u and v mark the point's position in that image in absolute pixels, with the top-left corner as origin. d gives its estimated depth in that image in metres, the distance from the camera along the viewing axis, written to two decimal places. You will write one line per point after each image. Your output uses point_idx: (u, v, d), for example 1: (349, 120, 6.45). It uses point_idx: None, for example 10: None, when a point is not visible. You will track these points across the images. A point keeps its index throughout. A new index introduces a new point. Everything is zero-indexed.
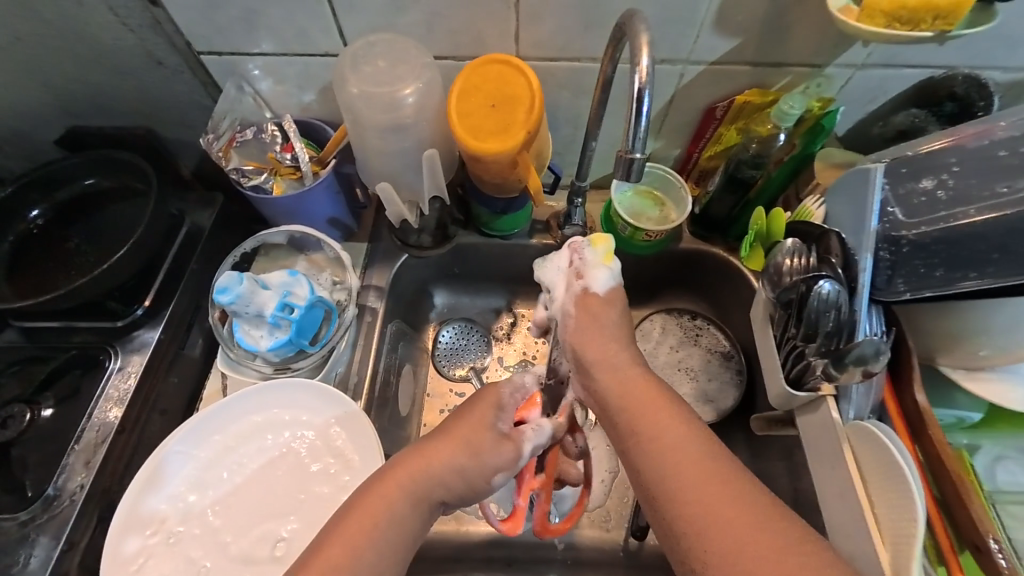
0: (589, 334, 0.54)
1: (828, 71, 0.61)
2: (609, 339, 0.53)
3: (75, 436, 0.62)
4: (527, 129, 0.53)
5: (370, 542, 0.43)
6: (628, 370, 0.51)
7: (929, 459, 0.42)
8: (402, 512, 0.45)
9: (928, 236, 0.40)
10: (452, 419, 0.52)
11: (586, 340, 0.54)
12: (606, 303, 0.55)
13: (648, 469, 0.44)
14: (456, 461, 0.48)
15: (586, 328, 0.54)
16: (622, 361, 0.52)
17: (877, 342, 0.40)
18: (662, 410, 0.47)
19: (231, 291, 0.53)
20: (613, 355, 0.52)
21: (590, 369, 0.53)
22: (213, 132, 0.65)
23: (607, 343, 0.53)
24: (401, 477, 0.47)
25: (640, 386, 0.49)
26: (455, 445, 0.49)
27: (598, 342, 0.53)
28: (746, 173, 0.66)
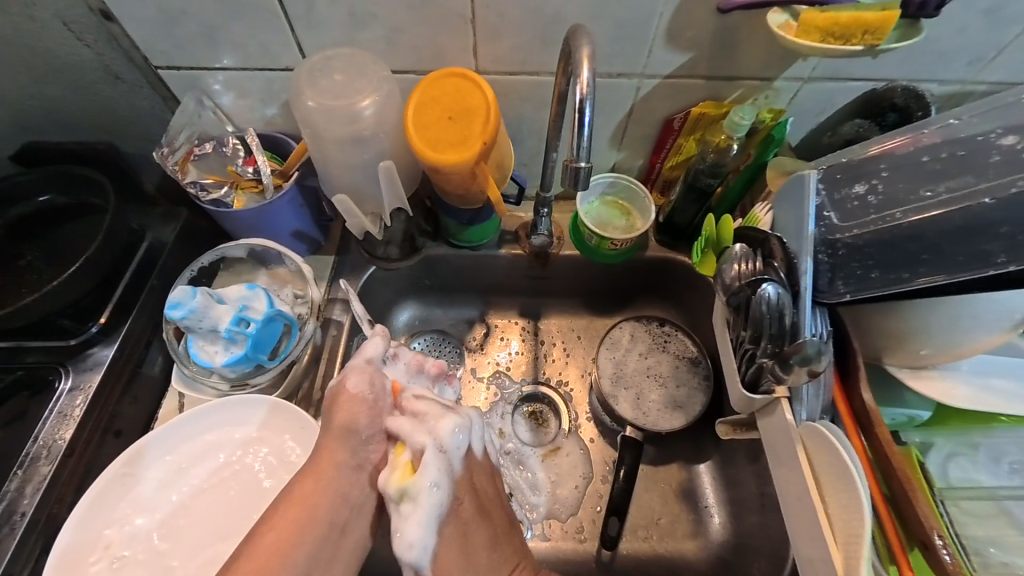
0: (466, 546, 0.54)
1: (777, 84, 0.64)
2: (472, 561, 0.54)
3: (20, 460, 0.59)
4: (484, 141, 0.53)
5: (298, 549, 0.48)
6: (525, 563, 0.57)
7: (876, 457, 0.43)
8: (331, 488, 0.51)
9: (861, 239, 0.42)
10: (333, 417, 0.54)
11: (469, 548, 0.54)
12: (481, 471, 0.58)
13: None
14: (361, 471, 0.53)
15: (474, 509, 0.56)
16: (505, 574, 0.56)
17: (819, 343, 0.41)
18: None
19: (184, 306, 0.52)
20: (482, 566, 0.55)
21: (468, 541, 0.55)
22: (168, 146, 0.65)
23: (476, 560, 0.54)
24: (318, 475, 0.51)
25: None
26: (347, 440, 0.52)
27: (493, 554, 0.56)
28: (704, 182, 0.68)
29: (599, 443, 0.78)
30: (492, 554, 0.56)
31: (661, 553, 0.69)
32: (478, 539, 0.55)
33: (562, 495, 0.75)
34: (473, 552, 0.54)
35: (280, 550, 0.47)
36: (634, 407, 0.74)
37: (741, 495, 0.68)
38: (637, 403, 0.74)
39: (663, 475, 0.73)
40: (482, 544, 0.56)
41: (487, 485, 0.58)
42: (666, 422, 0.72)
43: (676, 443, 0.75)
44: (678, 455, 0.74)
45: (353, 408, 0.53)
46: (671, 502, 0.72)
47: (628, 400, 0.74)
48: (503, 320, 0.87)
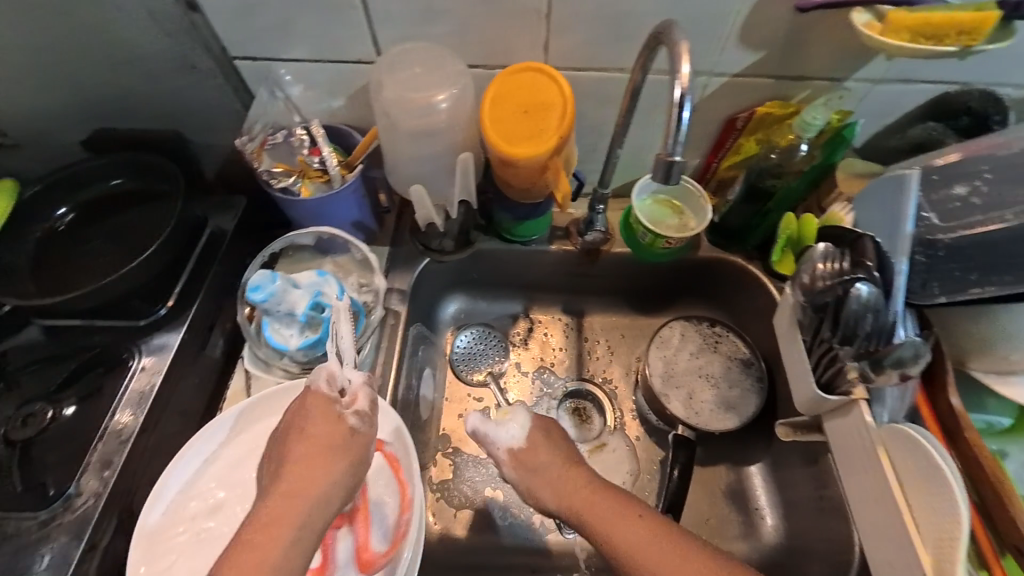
0: (547, 447, 0.61)
1: (848, 84, 0.63)
2: (557, 449, 0.61)
3: (97, 434, 0.60)
4: (560, 135, 0.54)
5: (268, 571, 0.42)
6: (576, 484, 0.58)
7: (963, 462, 0.42)
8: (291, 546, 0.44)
9: (964, 240, 0.42)
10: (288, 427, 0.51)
11: (541, 450, 0.61)
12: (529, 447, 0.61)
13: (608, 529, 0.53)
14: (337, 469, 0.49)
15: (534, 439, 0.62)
16: (569, 464, 0.59)
17: (916, 344, 0.43)
18: (609, 498, 0.56)
19: (264, 289, 0.54)
20: (557, 476, 0.59)
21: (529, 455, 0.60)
22: (247, 135, 0.66)
23: (552, 466, 0.60)
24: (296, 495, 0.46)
25: (583, 489, 0.57)
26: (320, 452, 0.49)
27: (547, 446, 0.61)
28: (766, 182, 0.68)
29: (645, 442, 0.78)
30: (554, 455, 0.61)
31: None
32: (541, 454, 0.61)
33: None
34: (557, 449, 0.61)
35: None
36: (685, 406, 0.74)
37: (794, 498, 0.67)
38: (689, 402, 0.74)
39: (712, 475, 0.73)
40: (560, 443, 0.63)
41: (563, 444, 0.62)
42: (717, 422, 0.72)
43: (725, 444, 0.75)
44: (728, 456, 0.74)
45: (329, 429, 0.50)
46: (721, 502, 0.72)
47: (679, 399, 0.74)
48: (547, 316, 0.87)
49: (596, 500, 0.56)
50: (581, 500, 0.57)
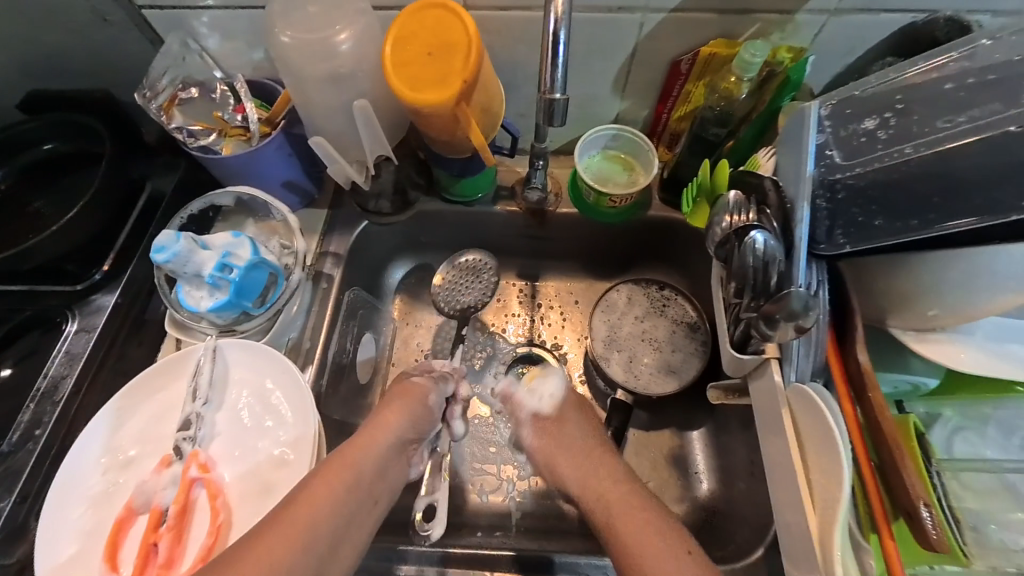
0: (569, 455, 0.58)
1: (799, 17, 0.57)
2: (584, 427, 0.60)
3: (32, 393, 0.62)
4: (464, 79, 0.50)
5: (324, 513, 0.45)
6: (599, 477, 0.55)
7: (867, 421, 0.40)
8: (349, 491, 0.47)
9: (864, 178, 0.39)
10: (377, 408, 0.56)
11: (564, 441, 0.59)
12: (558, 422, 0.60)
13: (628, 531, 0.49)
14: (399, 422, 0.55)
15: (548, 431, 0.60)
16: (592, 450, 0.58)
17: (806, 296, 0.36)
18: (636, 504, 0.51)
19: (168, 249, 0.52)
20: (583, 464, 0.57)
21: (562, 472, 0.57)
22: (151, 90, 0.64)
23: (583, 467, 0.57)
24: (359, 442, 0.52)
25: (609, 481, 0.54)
26: (401, 411, 0.56)
27: (590, 461, 0.57)
28: (710, 132, 0.63)
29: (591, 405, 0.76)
30: (606, 464, 0.56)
31: None
32: (556, 455, 0.59)
33: None
34: (583, 447, 0.58)
35: (303, 524, 0.43)
36: (625, 370, 0.72)
37: (731, 463, 0.66)
38: (629, 365, 0.73)
39: (654, 441, 0.72)
40: (584, 441, 0.59)
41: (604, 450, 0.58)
42: (658, 386, 0.71)
43: (672, 408, 0.73)
44: (670, 421, 0.72)
45: (412, 398, 0.58)
46: (663, 466, 0.71)
47: (620, 361, 0.73)
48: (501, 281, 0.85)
49: (620, 499, 0.52)
50: (602, 494, 0.53)
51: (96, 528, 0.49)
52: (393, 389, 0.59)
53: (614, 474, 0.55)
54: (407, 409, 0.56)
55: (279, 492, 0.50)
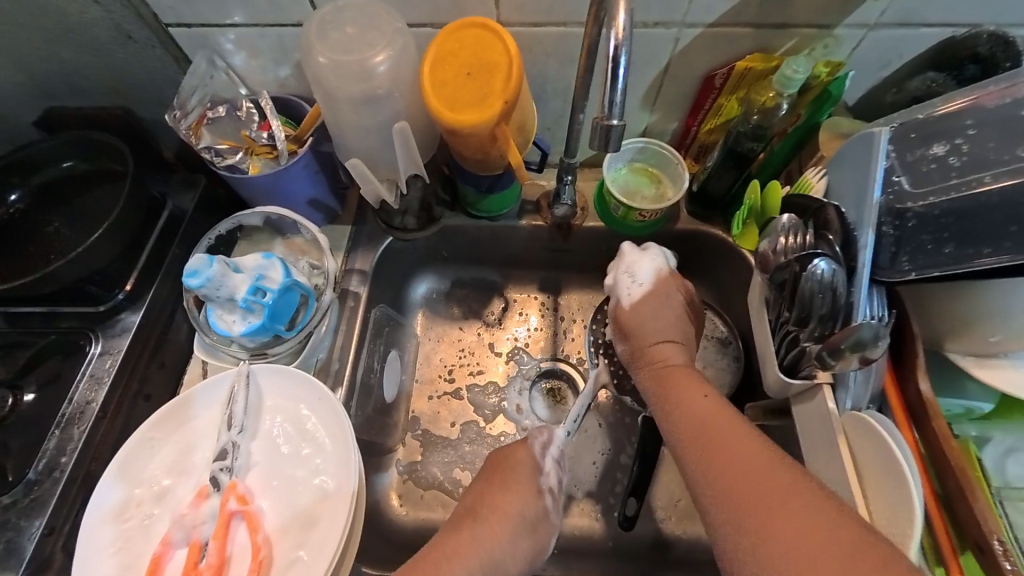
0: (647, 316, 0.60)
1: (838, 31, 0.56)
2: (660, 322, 0.59)
3: (57, 419, 0.61)
4: (504, 98, 0.50)
5: None
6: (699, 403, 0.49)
7: (930, 451, 0.41)
8: None
9: (936, 208, 0.41)
10: (489, 492, 0.55)
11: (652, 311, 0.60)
12: (634, 308, 0.61)
13: (720, 457, 0.43)
14: (507, 535, 0.51)
15: (626, 314, 0.61)
16: (658, 340, 0.58)
17: (876, 326, 0.40)
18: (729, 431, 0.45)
19: (201, 274, 0.52)
20: (665, 370, 0.55)
21: (630, 339, 0.60)
22: (180, 109, 0.62)
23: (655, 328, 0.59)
24: (469, 531, 0.51)
25: (706, 411, 0.48)
26: (506, 518, 0.52)
27: (645, 327, 0.59)
28: (745, 146, 0.61)
29: (618, 421, 0.74)
30: (670, 346, 0.57)
31: (679, 536, 0.67)
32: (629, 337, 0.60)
33: (580, 472, 0.71)
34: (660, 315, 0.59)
35: None
36: None
37: None
38: None
39: None
40: (670, 312, 0.60)
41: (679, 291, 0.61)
42: None
43: None
44: None
45: (518, 498, 0.54)
46: None
47: None
48: (524, 295, 0.83)
49: (712, 420, 0.46)
50: (685, 403, 0.50)
51: (134, 563, 0.49)
52: (502, 467, 0.57)
53: (673, 352, 0.56)
54: (516, 518, 0.53)
55: (322, 522, 0.49)
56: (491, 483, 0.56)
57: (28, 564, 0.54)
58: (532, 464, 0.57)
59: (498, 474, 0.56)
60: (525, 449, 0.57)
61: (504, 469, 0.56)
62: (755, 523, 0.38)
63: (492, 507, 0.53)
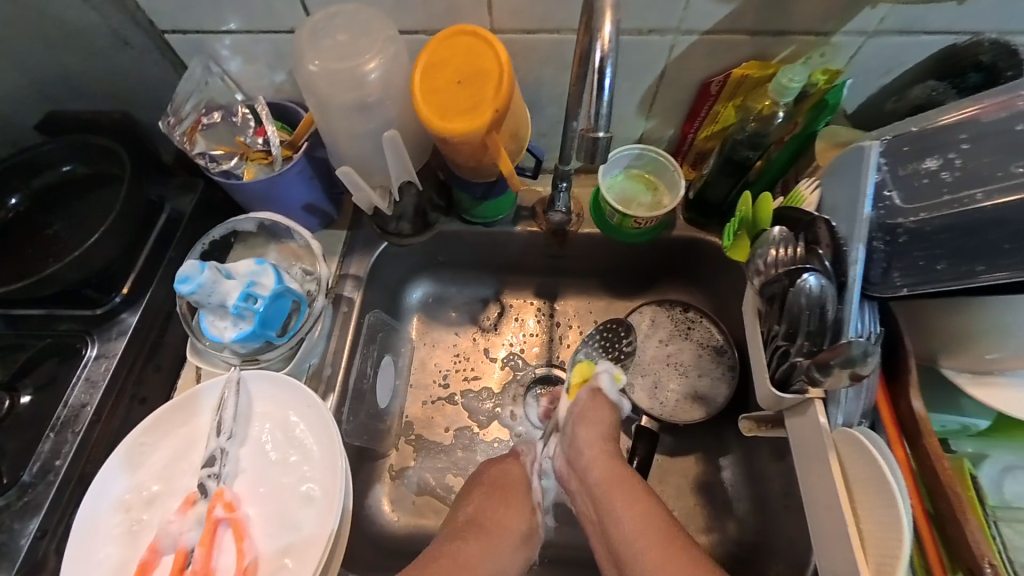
0: (593, 427, 0.62)
1: (836, 39, 0.55)
2: (598, 430, 0.61)
3: (52, 421, 0.62)
4: (494, 108, 0.50)
5: None
6: (646, 527, 0.52)
7: (922, 470, 0.40)
8: None
9: (927, 225, 0.41)
10: (484, 502, 0.59)
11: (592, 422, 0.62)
12: (597, 408, 0.63)
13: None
14: (509, 544, 0.56)
15: (588, 420, 0.62)
16: (605, 445, 0.60)
17: (865, 343, 0.39)
18: (674, 556, 0.49)
19: (193, 280, 0.52)
20: (608, 483, 0.56)
21: (580, 454, 0.60)
22: (175, 115, 0.63)
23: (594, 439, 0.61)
24: (476, 539, 0.55)
25: (649, 536, 0.51)
26: (503, 528, 0.57)
27: (591, 439, 0.60)
28: (742, 154, 0.61)
29: None
30: (612, 454, 0.59)
31: None
32: (582, 445, 0.61)
33: None
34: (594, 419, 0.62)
35: None
36: (650, 394, 0.71)
37: (763, 493, 0.64)
38: (654, 391, 0.71)
39: (680, 467, 0.70)
40: (610, 419, 0.63)
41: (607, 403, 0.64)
42: (684, 413, 0.69)
43: (697, 434, 0.71)
44: (696, 447, 0.70)
45: (511, 512, 0.59)
46: (688, 493, 0.69)
47: (644, 387, 0.71)
48: (520, 300, 0.82)
49: (655, 550, 0.50)
50: (631, 531, 0.52)
51: (124, 565, 0.49)
52: (498, 478, 0.61)
53: (613, 457, 0.59)
54: (513, 526, 0.58)
55: (308, 529, 0.49)
56: (492, 498, 0.60)
57: (20, 566, 0.55)
58: (524, 476, 0.63)
59: (499, 489, 0.60)
60: (520, 464, 0.63)
61: (494, 477, 0.62)
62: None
63: (489, 514, 0.58)
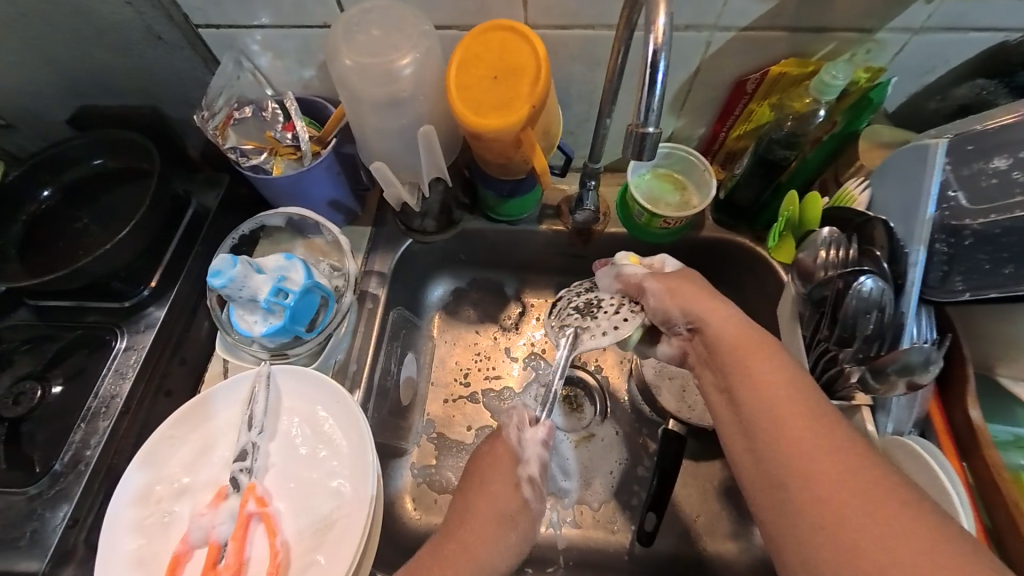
0: (697, 290, 0.51)
1: (880, 36, 0.54)
2: (704, 295, 0.50)
3: (82, 412, 0.62)
4: (531, 103, 0.49)
5: None
6: (773, 393, 0.42)
7: (979, 482, 0.40)
8: None
9: (997, 226, 0.41)
10: (470, 498, 0.50)
11: (686, 297, 0.51)
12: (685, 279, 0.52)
13: (795, 463, 0.38)
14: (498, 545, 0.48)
15: (683, 283, 0.52)
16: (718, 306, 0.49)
17: (926, 351, 0.39)
18: (813, 432, 0.39)
19: (224, 275, 0.52)
20: (721, 340, 0.47)
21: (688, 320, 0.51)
22: (208, 110, 0.62)
23: (704, 314, 0.49)
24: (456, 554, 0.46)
25: (785, 402, 0.41)
26: (488, 528, 0.48)
27: (698, 297, 0.50)
28: (777, 154, 0.59)
29: (637, 432, 0.72)
30: (727, 315, 0.49)
31: (699, 552, 0.66)
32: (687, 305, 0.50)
33: (596, 482, 0.70)
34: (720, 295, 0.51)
35: None
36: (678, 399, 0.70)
37: None
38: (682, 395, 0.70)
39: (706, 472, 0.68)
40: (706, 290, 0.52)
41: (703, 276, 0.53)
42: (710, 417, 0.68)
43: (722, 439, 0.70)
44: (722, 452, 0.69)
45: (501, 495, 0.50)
46: (713, 498, 0.68)
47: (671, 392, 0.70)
48: (542, 300, 0.82)
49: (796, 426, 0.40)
50: (762, 389, 0.43)
51: (154, 558, 0.49)
52: (482, 469, 0.52)
53: (733, 319, 0.48)
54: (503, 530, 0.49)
55: (338, 526, 0.49)
56: (478, 496, 0.50)
57: (51, 556, 0.55)
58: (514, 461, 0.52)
59: (486, 483, 0.51)
60: (508, 441, 0.53)
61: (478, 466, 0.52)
62: (847, 536, 0.34)
63: (472, 515, 0.49)
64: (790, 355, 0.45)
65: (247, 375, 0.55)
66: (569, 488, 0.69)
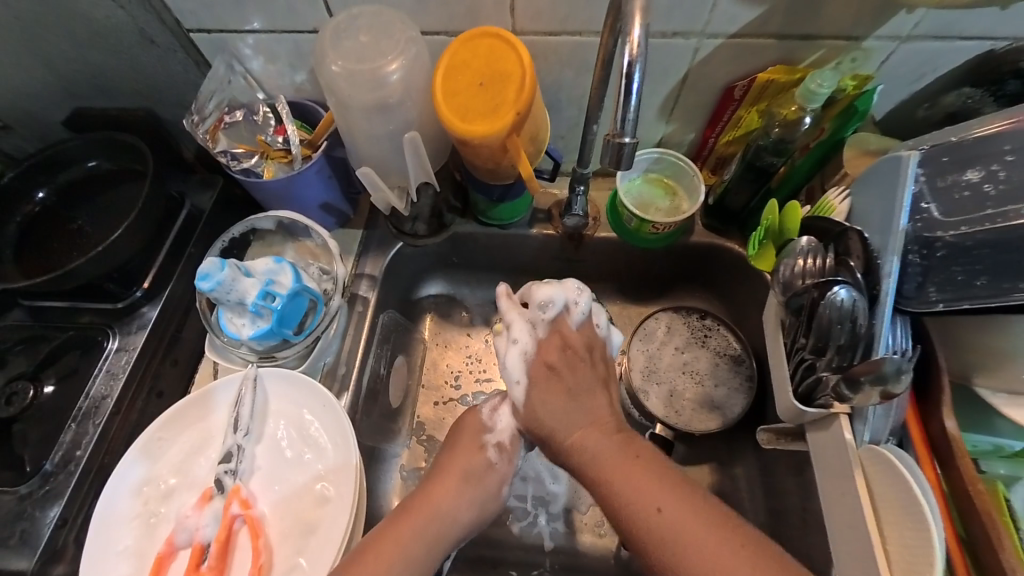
0: (552, 394, 0.53)
1: (867, 44, 0.54)
2: (564, 405, 0.52)
3: (74, 412, 0.63)
4: (516, 111, 0.49)
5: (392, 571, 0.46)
6: (650, 495, 0.46)
7: (954, 492, 0.40)
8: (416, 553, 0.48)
9: (969, 239, 0.41)
10: (444, 456, 0.55)
11: (549, 406, 0.52)
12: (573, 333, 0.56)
13: (683, 557, 0.43)
14: (457, 500, 0.51)
15: (546, 388, 0.53)
16: (564, 403, 0.52)
17: (896, 360, 0.38)
18: (695, 526, 0.43)
19: (212, 278, 0.52)
20: (591, 454, 0.50)
21: (552, 443, 0.52)
22: (198, 114, 0.64)
23: (570, 416, 0.52)
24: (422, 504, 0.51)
25: (657, 501, 0.45)
26: (453, 481, 0.52)
27: (550, 397, 0.53)
28: (766, 160, 0.59)
29: None
30: (588, 411, 0.52)
31: None
32: (549, 418, 0.52)
33: (584, 486, 0.70)
34: (579, 389, 0.53)
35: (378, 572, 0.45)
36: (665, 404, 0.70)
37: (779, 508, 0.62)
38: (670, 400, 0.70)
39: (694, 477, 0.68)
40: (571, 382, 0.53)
41: (574, 336, 0.56)
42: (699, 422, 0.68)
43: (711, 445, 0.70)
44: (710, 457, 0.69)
45: (468, 457, 0.53)
46: None
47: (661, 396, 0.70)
48: None
49: (680, 531, 0.43)
50: (638, 520, 0.45)
51: (137, 559, 0.49)
52: (453, 434, 0.56)
53: (592, 431, 0.51)
54: (463, 487, 0.52)
55: (321, 528, 0.49)
56: (448, 455, 0.54)
57: (40, 554, 0.56)
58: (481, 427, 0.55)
59: (456, 444, 0.55)
60: (477, 410, 0.56)
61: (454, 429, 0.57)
62: None
63: (439, 471, 0.53)
64: (652, 454, 0.49)
65: (233, 378, 0.56)
66: (557, 492, 0.69)
